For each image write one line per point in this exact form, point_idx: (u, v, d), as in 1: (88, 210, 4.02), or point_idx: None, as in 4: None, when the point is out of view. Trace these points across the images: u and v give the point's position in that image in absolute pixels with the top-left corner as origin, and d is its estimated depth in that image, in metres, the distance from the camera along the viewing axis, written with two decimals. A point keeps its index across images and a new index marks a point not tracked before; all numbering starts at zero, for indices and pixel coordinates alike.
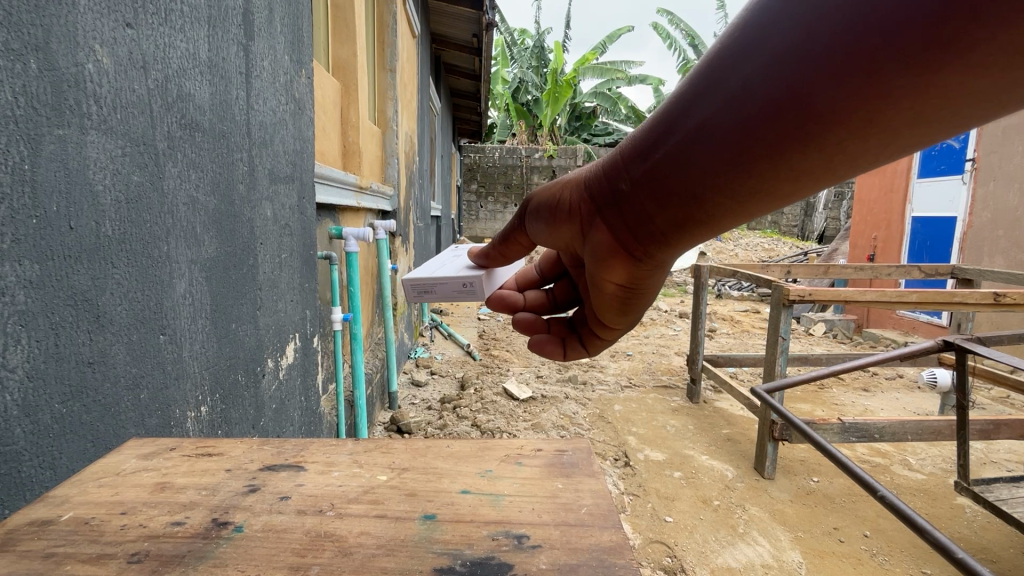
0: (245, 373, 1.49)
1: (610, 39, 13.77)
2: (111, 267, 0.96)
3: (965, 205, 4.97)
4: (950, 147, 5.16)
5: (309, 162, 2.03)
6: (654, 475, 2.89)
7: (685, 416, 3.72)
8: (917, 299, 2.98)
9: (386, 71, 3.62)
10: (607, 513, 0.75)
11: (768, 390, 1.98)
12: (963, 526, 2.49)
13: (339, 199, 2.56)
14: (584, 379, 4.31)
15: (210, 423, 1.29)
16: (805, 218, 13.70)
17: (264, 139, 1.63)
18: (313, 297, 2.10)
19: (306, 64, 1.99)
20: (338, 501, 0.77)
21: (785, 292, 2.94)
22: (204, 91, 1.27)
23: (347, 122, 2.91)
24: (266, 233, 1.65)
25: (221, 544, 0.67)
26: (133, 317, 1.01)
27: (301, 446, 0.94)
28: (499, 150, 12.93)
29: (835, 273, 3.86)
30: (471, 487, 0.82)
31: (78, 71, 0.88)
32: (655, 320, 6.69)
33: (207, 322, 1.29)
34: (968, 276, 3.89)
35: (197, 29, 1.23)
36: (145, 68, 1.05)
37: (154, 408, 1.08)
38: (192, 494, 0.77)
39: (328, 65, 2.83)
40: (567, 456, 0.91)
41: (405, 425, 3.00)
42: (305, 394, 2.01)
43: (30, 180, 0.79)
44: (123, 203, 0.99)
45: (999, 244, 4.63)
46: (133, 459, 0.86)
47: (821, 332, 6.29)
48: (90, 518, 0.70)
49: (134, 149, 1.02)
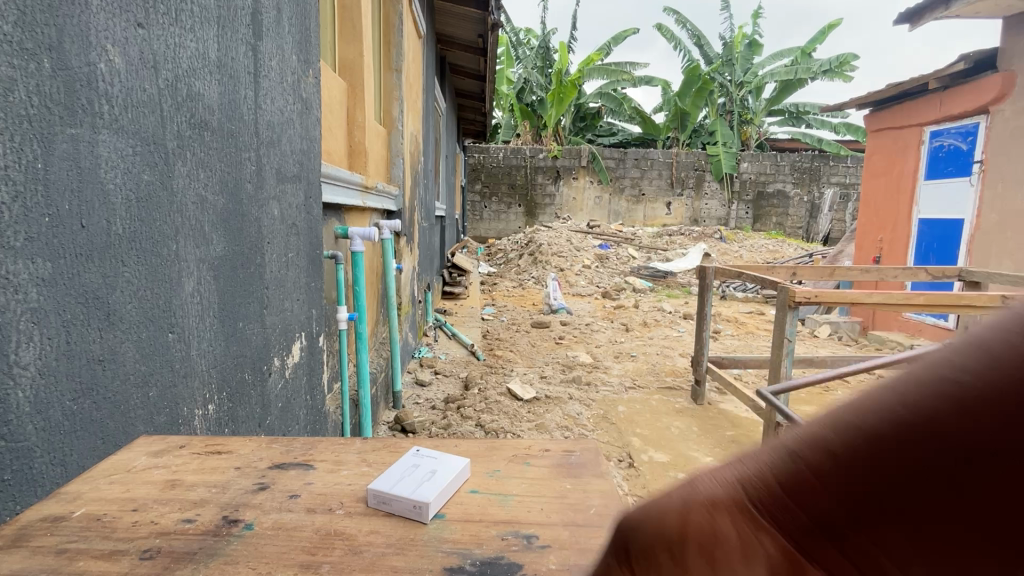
0: (251, 372, 1.49)
1: (615, 40, 13.78)
2: (123, 266, 0.96)
3: (972, 206, 4.92)
4: (958, 149, 5.13)
5: (317, 161, 2.04)
6: (657, 476, 2.89)
7: (689, 418, 3.72)
8: (924, 302, 2.95)
9: (392, 72, 3.64)
10: (616, 513, 0.75)
11: (773, 391, 1.99)
12: None
13: (345, 198, 2.57)
14: (588, 379, 4.31)
15: (217, 421, 1.30)
16: (810, 220, 13.63)
17: (272, 139, 1.64)
18: (319, 297, 2.11)
19: (314, 64, 2.00)
20: (347, 500, 0.77)
21: (791, 294, 2.92)
22: (213, 91, 1.27)
23: (354, 123, 2.92)
24: (273, 232, 1.65)
25: (231, 542, 0.68)
26: (142, 315, 1.02)
27: (309, 445, 0.94)
28: (504, 150, 12.92)
29: (841, 275, 3.84)
30: (479, 486, 0.82)
31: (91, 70, 0.89)
32: (659, 321, 6.67)
33: (214, 320, 1.29)
34: (976, 279, 3.85)
35: (207, 30, 1.24)
36: (155, 68, 1.05)
37: (162, 405, 1.08)
38: (202, 492, 0.78)
39: (334, 65, 2.84)
40: (575, 456, 0.91)
41: (409, 424, 3.00)
42: (311, 393, 2.01)
43: (42, 178, 0.80)
44: (134, 202, 0.99)
45: (1007, 246, 4.58)
46: (143, 456, 0.87)
47: (826, 334, 6.16)
48: (102, 514, 0.71)
49: (144, 148, 1.02)
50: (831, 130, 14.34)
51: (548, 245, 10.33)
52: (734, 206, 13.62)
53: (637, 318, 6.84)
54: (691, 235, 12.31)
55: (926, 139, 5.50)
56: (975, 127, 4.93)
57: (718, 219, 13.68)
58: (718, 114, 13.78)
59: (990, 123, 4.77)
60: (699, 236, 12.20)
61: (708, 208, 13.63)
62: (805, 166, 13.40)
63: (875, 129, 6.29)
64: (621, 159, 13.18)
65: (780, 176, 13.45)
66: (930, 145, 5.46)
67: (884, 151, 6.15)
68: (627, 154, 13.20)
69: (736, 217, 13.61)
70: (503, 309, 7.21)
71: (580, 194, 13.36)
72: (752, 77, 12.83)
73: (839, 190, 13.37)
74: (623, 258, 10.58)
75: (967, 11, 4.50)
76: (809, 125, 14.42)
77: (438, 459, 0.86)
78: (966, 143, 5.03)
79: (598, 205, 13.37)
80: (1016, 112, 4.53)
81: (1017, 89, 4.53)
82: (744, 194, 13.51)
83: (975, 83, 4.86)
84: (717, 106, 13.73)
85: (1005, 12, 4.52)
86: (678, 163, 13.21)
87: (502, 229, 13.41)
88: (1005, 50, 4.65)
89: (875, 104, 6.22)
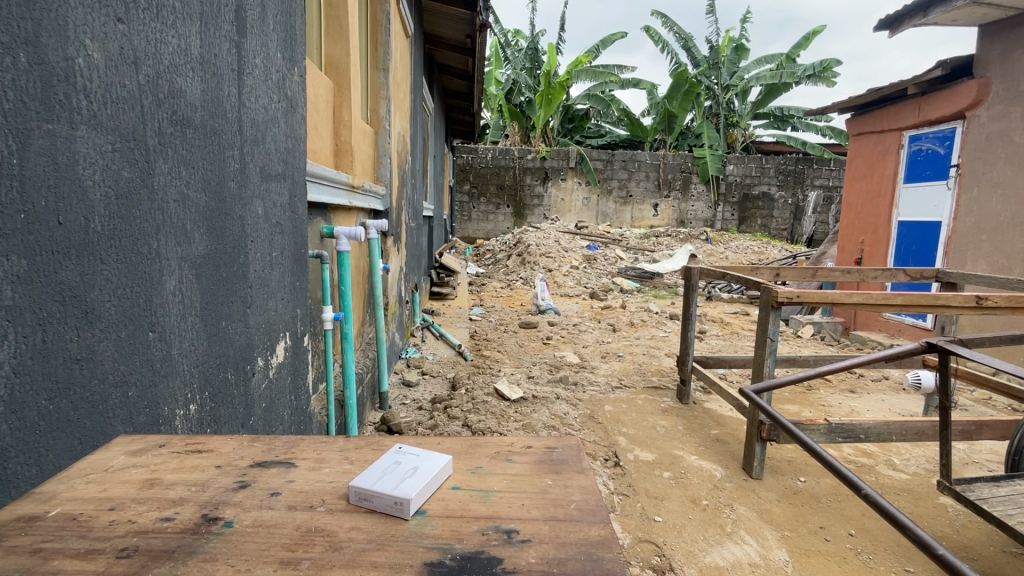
0: (234, 372, 1.48)
1: (603, 43, 13.86)
2: (101, 264, 0.95)
3: (950, 209, 5.03)
4: (936, 153, 5.23)
5: (302, 160, 2.03)
6: (643, 475, 2.91)
7: (675, 417, 3.74)
8: (901, 303, 3.00)
9: (379, 71, 3.63)
10: (596, 508, 0.76)
11: (755, 391, 1.98)
12: (945, 525, 2.53)
13: (331, 197, 2.55)
14: (575, 379, 4.33)
15: (199, 421, 1.29)
16: (794, 222, 13.78)
17: (256, 137, 1.62)
18: (304, 297, 2.09)
19: (299, 62, 1.99)
20: (328, 497, 0.78)
21: (773, 295, 2.95)
22: (195, 88, 1.26)
23: (341, 122, 2.91)
24: (257, 230, 1.64)
25: (210, 540, 0.67)
26: (122, 314, 1.01)
27: (291, 443, 0.94)
28: (492, 150, 12.91)
29: (823, 276, 3.88)
30: (462, 483, 0.83)
31: (68, 65, 0.88)
32: (646, 321, 6.70)
33: (196, 320, 1.28)
34: (952, 280, 3.93)
35: (189, 26, 1.22)
36: (136, 63, 1.04)
37: (143, 405, 1.07)
38: (181, 491, 0.77)
39: (321, 64, 2.83)
40: (557, 454, 0.92)
41: (396, 425, 3.00)
42: (295, 394, 1.99)
43: (18, 174, 0.79)
44: (113, 199, 0.98)
45: (983, 248, 4.69)
46: (122, 456, 0.86)
47: (809, 334, 6.26)
48: (78, 513, 0.70)
49: (123, 145, 1.01)
50: (815, 133, 14.51)
51: (537, 246, 10.34)
52: (720, 208, 13.74)
53: (624, 318, 6.87)
54: (677, 236, 12.40)
55: (906, 143, 5.61)
56: (952, 133, 5.05)
57: (704, 220, 13.80)
58: (704, 116, 13.90)
59: (967, 129, 4.88)
60: (685, 237, 12.30)
61: (694, 210, 13.75)
62: (790, 168, 13.51)
63: (856, 133, 6.39)
64: (609, 160, 13.24)
65: (765, 179, 13.57)
66: (909, 149, 5.56)
67: (865, 154, 6.25)
68: (615, 155, 13.25)
69: (722, 219, 13.75)
70: (491, 309, 7.20)
71: (568, 195, 13.39)
72: (738, 80, 12.94)
73: (823, 192, 13.53)
74: (611, 259, 10.62)
75: (945, 18, 4.59)
76: (794, 128, 14.58)
77: (421, 456, 0.86)
78: (944, 147, 5.13)
79: (586, 206, 13.43)
80: (993, 117, 4.64)
81: (992, 96, 4.65)
82: (730, 196, 13.63)
83: (953, 88, 4.96)
84: (703, 109, 13.83)
85: (981, 20, 4.61)
86: (665, 165, 13.30)
87: (491, 229, 13.42)
88: (980, 57, 4.77)
89: (857, 108, 6.32)
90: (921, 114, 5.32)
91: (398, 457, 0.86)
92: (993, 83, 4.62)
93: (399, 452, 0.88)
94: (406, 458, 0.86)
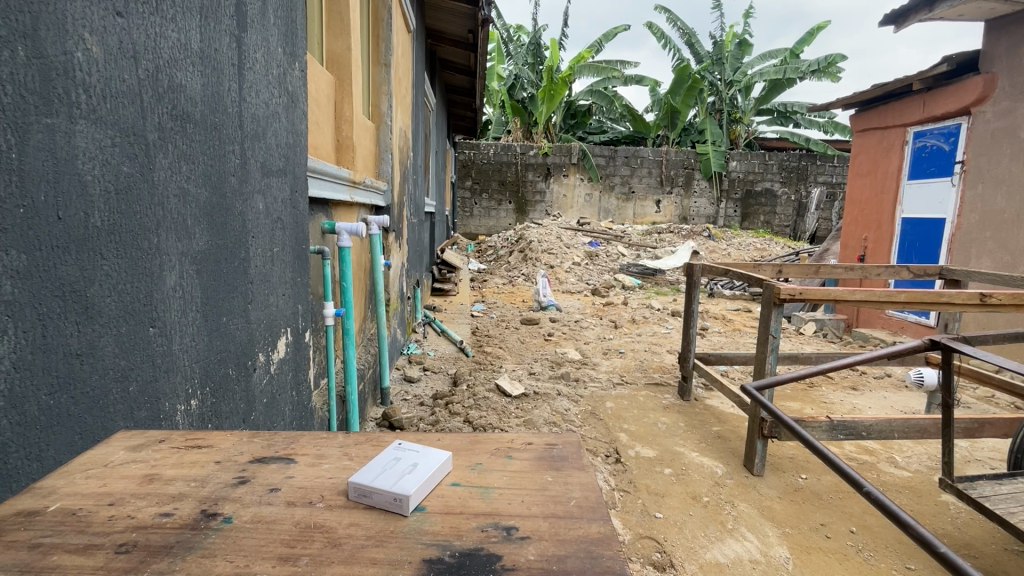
0: (235, 367, 1.47)
1: (606, 38, 13.77)
2: (101, 259, 0.95)
3: (954, 206, 5.00)
4: (939, 150, 5.21)
5: (303, 155, 2.02)
6: (644, 471, 2.91)
7: (676, 414, 3.74)
8: (905, 300, 2.98)
9: (380, 66, 3.61)
10: (596, 505, 0.76)
11: (756, 388, 1.96)
12: (947, 522, 2.53)
13: (331, 192, 2.54)
14: (576, 376, 4.33)
15: (199, 416, 1.29)
16: (797, 218, 13.73)
17: (257, 132, 1.61)
18: (304, 292, 2.08)
19: (301, 56, 1.98)
20: (328, 493, 0.77)
21: (776, 292, 2.93)
22: (195, 82, 1.26)
23: (341, 117, 2.89)
24: (257, 225, 1.63)
25: (209, 536, 0.67)
26: (122, 309, 1.00)
27: (290, 438, 0.94)
28: (493, 146, 12.88)
29: (826, 273, 3.86)
30: (462, 480, 0.83)
31: (67, 59, 0.87)
32: (647, 318, 6.69)
33: (196, 315, 1.27)
34: (956, 277, 3.92)
35: (189, 20, 1.22)
36: (135, 58, 1.03)
37: (144, 400, 1.07)
38: (180, 486, 0.77)
39: (322, 58, 2.81)
40: (557, 450, 0.92)
41: (398, 421, 3.00)
42: (296, 390, 1.99)
43: (17, 169, 0.79)
44: (112, 194, 0.98)
45: (987, 245, 4.66)
46: (122, 450, 0.86)
47: (812, 332, 6.27)
48: (77, 509, 0.70)
49: (122, 140, 1.00)
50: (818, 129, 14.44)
51: (538, 242, 10.32)
52: (723, 205, 13.71)
53: (626, 315, 6.87)
54: (680, 232, 12.36)
55: (910, 139, 5.58)
56: (957, 129, 5.02)
57: (706, 217, 13.75)
58: (707, 113, 13.83)
59: (972, 124, 4.85)
60: (688, 233, 12.26)
61: (697, 206, 13.69)
62: (793, 165, 13.47)
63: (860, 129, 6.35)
64: (611, 157, 13.18)
65: (768, 175, 13.52)
66: (914, 145, 5.53)
67: (868, 149, 6.23)
68: (618, 151, 13.18)
69: (725, 215, 13.69)
70: (493, 305, 7.20)
71: (570, 191, 13.35)
72: (742, 76, 12.89)
73: (825, 189, 13.50)
74: (612, 255, 10.61)
75: (951, 13, 4.54)
76: (797, 125, 14.52)
77: (420, 453, 0.85)
78: (948, 144, 5.11)
79: (588, 202, 13.40)
80: (997, 113, 4.61)
81: (998, 91, 4.62)
82: (733, 192, 13.59)
83: (959, 84, 4.93)
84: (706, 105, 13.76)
85: (987, 15, 4.57)
86: (667, 161, 13.25)
87: (493, 226, 13.41)
88: (986, 53, 4.73)
89: (861, 104, 6.28)
90: (926, 110, 5.28)
91: (397, 453, 0.86)
92: (999, 79, 4.59)
93: (398, 450, 0.87)
94: (405, 454, 0.85)
